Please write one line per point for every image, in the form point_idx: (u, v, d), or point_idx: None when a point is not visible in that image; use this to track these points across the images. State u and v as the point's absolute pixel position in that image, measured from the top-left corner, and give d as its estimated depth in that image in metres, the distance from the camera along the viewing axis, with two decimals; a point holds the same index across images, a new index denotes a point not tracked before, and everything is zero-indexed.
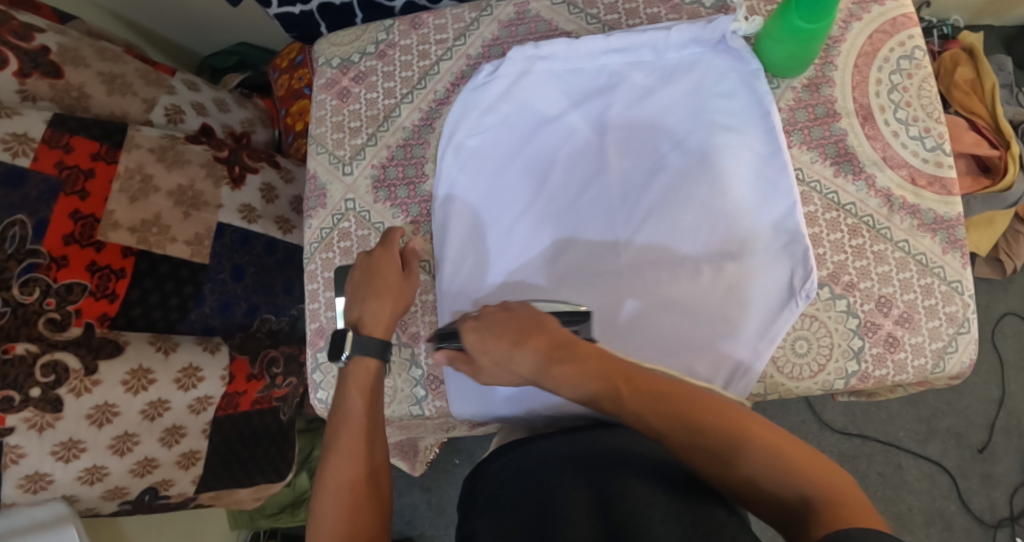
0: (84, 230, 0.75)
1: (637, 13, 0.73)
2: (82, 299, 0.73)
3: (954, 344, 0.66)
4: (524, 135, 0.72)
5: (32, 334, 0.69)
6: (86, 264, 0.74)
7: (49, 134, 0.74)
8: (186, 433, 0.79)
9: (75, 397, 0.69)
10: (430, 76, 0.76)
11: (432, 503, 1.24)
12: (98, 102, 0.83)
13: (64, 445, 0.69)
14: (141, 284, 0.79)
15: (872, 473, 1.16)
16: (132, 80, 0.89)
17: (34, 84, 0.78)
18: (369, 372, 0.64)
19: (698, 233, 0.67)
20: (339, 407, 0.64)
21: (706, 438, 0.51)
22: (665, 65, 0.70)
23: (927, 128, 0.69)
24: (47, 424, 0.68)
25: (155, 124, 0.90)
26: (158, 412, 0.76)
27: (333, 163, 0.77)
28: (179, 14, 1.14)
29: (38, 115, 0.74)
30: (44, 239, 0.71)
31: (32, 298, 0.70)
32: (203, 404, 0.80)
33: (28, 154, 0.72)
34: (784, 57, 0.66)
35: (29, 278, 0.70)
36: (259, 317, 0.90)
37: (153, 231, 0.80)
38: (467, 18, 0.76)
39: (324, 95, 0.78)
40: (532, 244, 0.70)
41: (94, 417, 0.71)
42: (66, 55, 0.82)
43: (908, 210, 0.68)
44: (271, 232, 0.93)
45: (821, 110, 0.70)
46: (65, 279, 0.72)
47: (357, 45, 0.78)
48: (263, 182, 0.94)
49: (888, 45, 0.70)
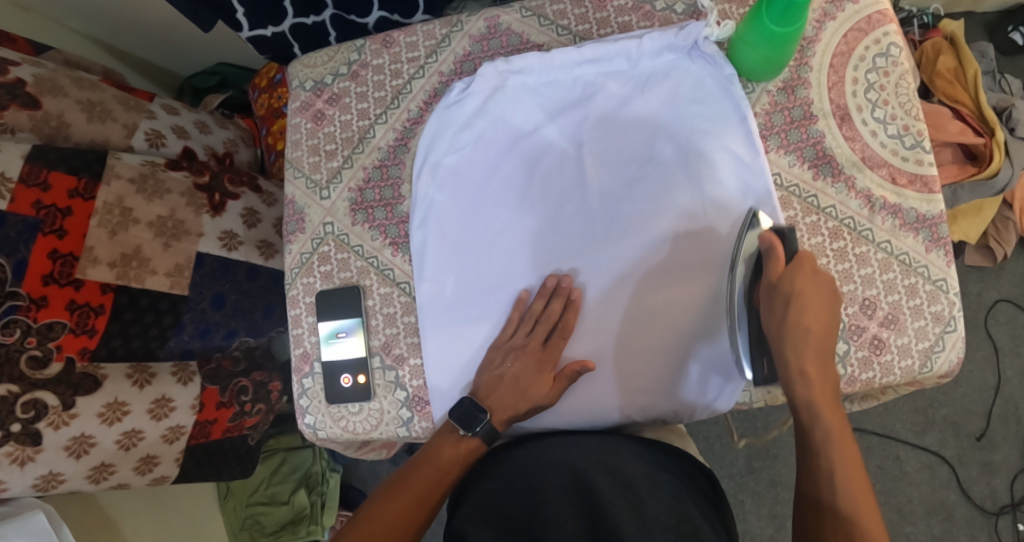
0: (63, 269, 0.74)
1: (609, 22, 0.72)
2: (63, 336, 0.73)
3: (941, 343, 0.65)
4: (501, 149, 0.71)
5: (14, 374, 0.69)
6: (66, 303, 0.74)
7: (27, 169, 0.73)
8: (159, 461, 0.82)
9: (53, 430, 0.71)
10: (403, 95, 0.75)
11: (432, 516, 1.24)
12: (79, 129, 0.83)
13: (44, 478, 0.71)
14: (121, 317, 0.78)
15: (871, 466, 1.15)
16: (112, 107, 0.88)
17: (13, 115, 0.77)
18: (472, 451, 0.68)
19: (681, 242, 0.66)
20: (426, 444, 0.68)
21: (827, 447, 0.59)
22: (639, 74, 0.69)
23: (905, 125, 0.68)
24: (27, 457, 0.70)
25: (138, 149, 0.89)
26: (132, 442, 0.78)
27: (311, 188, 0.76)
28: (156, 38, 1.13)
29: (16, 149, 0.73)
30: (24, 280, 0.71)
31: (13, 337, 0.69)
32: (176, 433, 0.83)
33: (6, 196, 0.71)
34: (758, 61, 0.66)
35: (11, 319, 0.70)
36: (238, 339, 0.91)
37: (133, 265, 0.80)
38: (437, 34, 0.75)
39: (299, 118, 0.78)
40: (515, 258, 0.70)
41: (72, 449, 0.73)
42: (43, 86, 0.81)
43: (890, 210, 0.67)
44: (253, 259, 0.93)
45: (798, 113, 0.69)
46: (45, 318, 0.72)
47: (329, 66, 0.78)
48: (245, 208, 0.95)
49: (863, 43, 0.70)
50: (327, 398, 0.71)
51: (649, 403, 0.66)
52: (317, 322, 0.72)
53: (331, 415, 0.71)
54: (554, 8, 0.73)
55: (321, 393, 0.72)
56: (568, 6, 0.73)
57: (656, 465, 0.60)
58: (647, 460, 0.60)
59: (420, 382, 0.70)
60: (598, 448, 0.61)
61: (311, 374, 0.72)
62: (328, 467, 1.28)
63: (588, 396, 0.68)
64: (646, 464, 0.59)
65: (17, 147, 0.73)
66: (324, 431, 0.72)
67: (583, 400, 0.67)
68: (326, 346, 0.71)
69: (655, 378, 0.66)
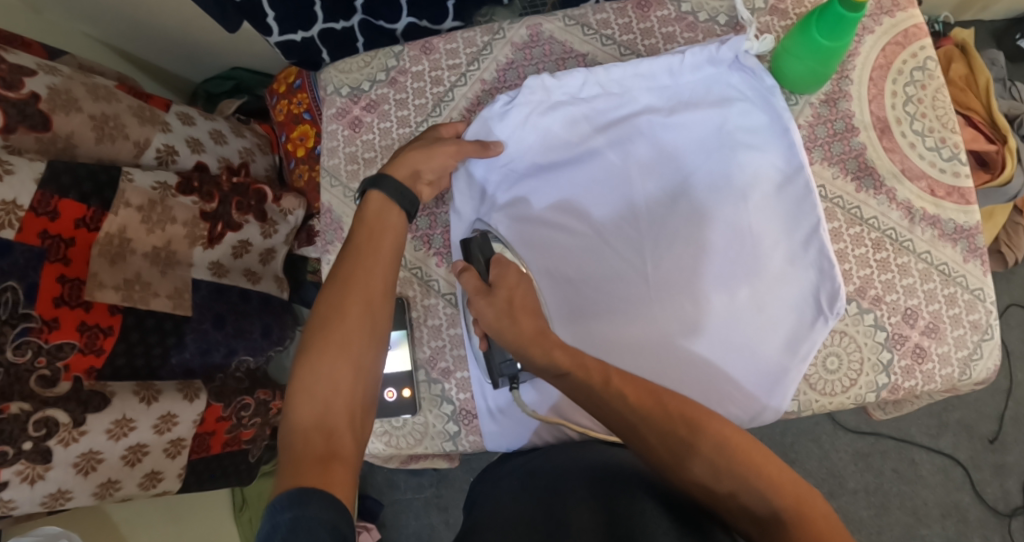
0: (72, 292, 0.73)
1: (652, 32, 0.72)
2: (72, 355, 0.72)
3: (979, 351, 0.67)
4: (550, 158, 0.71)
5: (25, 392, 0.67)
6: (76, 324, 0.73)
7: (38, 197, 0.71)
8: (162, 475, 0.82)
9: (63, 448, 0.69)
10: (445, 103, 0.75)
11: (450, 524, 1.23)
12: (86, 150, 0.80)
13: (53, 495, 0.70)
14: (128, 338, 0.78)
15: (886, 470, 1.17)
16: (126, 121, 0.86)
17: (20, 138, 0.73)
18: (383, 205, 0.62)
19: (725, 253, 0.67)
20: (346, 242, 0.60)
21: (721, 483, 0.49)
22: (681, 87, 0.69)
23: (943, 138, 0.69)
24: (38, 476, 0.68)
25: (145, 167, 0.88)
26: (138, 457, 0.78)
27: (348, 196, 0.76)
28: (171, 42, 1.11)
29: (31, 171, 0.71)
30: (36, 303, 0.69)
31: (24, 358, 0.68)
32: (177, 447, 0.83)
33: (14, 225, 0.68)
34: (804, 73, 0.66)
35: (23, 341, 0.68)
36: (237, 358, 0.93)
37: (136, 288, 0.79)
38: (479, 42, 0.75)
39: (335, 125, 0.77)
40: (559, 270, 0.70)
41: (81, 466, 0.72)
42: (57, 101, 0.77)
43: (929, 221, 0.68)
44: (241, 284, 0.95)
45: (840, 125, 0.70)
46: (57, 339, 0.71)
47: (366, 72, 0.77)
48: (240, 240, 0.95)
49: (900, 57, 0.71)
50: None
51: None
52: None
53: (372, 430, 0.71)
54: (598, 18, 0.73)
55: None
56: (611, 16, 0.73)
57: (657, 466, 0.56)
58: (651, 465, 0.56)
59: (467, 395, 0.70)
60: (614, 465, 0.55)
61: None
62: None
63: None
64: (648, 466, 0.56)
65: (32, 170, 0.71)
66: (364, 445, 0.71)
67: None
68: None
69: (703, 389, 0.66)
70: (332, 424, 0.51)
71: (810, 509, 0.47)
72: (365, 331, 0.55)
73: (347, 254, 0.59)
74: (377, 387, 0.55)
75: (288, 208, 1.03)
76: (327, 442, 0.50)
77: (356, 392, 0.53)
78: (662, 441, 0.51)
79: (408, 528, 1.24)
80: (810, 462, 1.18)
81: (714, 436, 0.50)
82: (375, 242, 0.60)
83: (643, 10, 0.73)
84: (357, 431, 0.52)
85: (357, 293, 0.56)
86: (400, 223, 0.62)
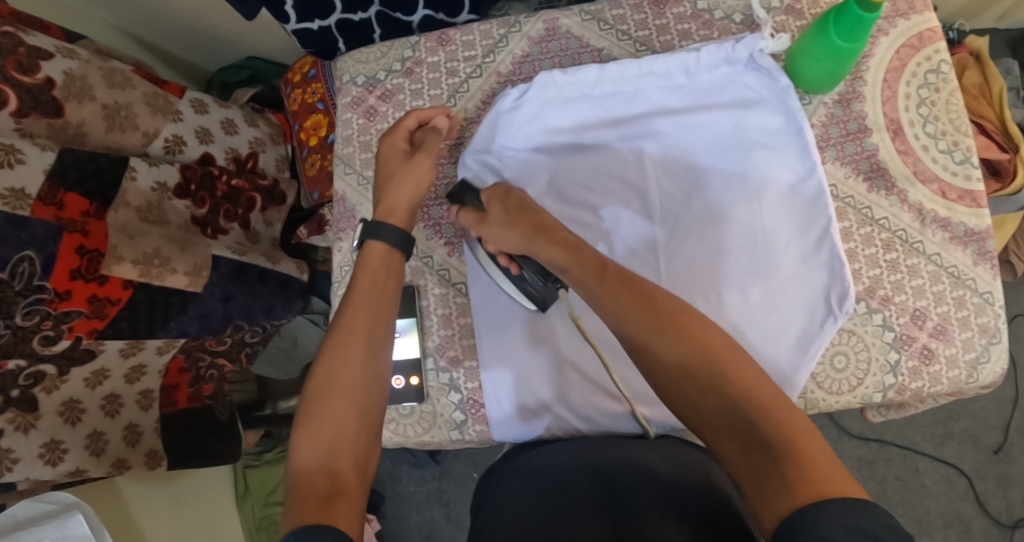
0: (90, 264, 0.76)
1: (668, 29, 0.73)
2: (77, 320, 0.75)
3: (986, 354, 0.67)
4: (567, 154, 0.71)
5: (25, 351, 0.71)
6: (87, 296, 0.76)
7: (45, 190, 0.72)
8: (141, 430, 0.86)
9: (46, 395, 0.73)
10: (460, 94, 0.76)
11: (451, 518, 1.24)
12: (95, 138, 0.82)
13: (49, 447, 0.73)
14: (133, 309, 0.81)
15: (890, 477, 1.17)
16: (138, 110, 0.87)
17: (32, 123, 0.75)
18: (377, 255, 0.62)
19: (736, 251, 0.67)
20: (347, 288, 0.61)
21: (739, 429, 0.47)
22: (696, 87, 0.70)
23: (956, 141, 0.70)
24: (29, 424, 0.71)
25: (153, 157, 0.89)
26: (115, 407, 0.82)
27: (362, 184, 0.77)
28: (188, 31, 1.12)
29: (41, 163, 0.71)
30: (52, 275, 0.72)
31: (32, 322, 0.71)
32: (147, 398, 0.87)
33: (25, 209, 0.70)
34: (819, 74, 0.66)
35: (34, 308, 0.71)
36: (233, 324, 0.96)
37: (154, 264, 0.81)
38: (495, 34, 0.76)
39: (351, 114, 0.78)
40: None
41: (67, 415, 0.75)
42: (71, 88, 0.79)
43: (940, 223, 0.68)
44: (259, 263, 0.97)
45: (853, 126, 0.70)
46: (65, 307, 0.74)
47: (383, 62, 0.78)
48: (235, 241, 0.97)
49: (915, 59, 0.71)
50: None
51: None
52: None
53: None
54: (614, 13, 0.74)
55: None
56: (628, 12, 0.74)
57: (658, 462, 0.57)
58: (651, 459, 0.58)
59: (475, 384, 0.71)
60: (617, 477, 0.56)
61: None
62: None
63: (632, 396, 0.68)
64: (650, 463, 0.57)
65: (41, 161, 0.71)
66: None
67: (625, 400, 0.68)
68: None
69: None
70: (336, 465, 0.52)
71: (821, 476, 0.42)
72: (366, 378, 0.56)
73: (346, 297, 0.59)
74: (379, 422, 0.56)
75: (270, 220, 1.06)
76: (330, 481, 0.50)
77: (359, 431, 0.54)
78: (668, 357, 0.51)
79: (409, 521, 1.25)
80: None
81: (715, 358, 0.50)
82: (380, 286, 0.60)
83: (659, 6, 0.73)
84: (362, 470, 0.53)
85: (356, 338, 0.57)
86: (399, 272, 0.63)
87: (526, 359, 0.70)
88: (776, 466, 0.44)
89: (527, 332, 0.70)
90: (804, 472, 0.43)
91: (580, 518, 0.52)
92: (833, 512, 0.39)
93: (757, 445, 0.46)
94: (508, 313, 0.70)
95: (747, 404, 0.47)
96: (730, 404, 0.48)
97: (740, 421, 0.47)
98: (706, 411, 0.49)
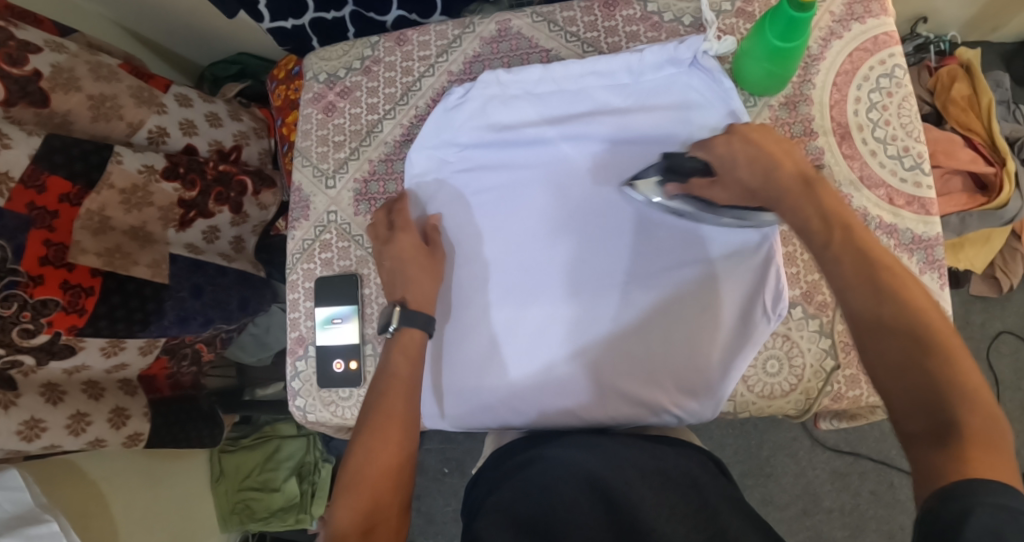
0: (57, 254, 0.77)
1: (616, 31, 0.73)
2: (55, 313, 0.77)
3: None
4: (508, 153, 0.73)
5: (5, 341, 0.73)
6: (60, 282, 0.77)
7: (29, 172, 0.76)
8: (129, 413, 0.90)
9: (23, 377, 0.77)
10: (413, 92, 0.77)
11: (421, 512, 1.25)
12: (81, 127, 0.84)
13: (28, 424, 0.75)
14: (108, 301, 0.82)
15: (864, 491, 1.15)
16: (123, 101, 0.88)
17: (20, 111, 0.78)
18: (415, 340, 0.66)
19: (672, 250, 0.68)
20: (381, 362, 0.65)
21: (911, 371, 0.43)
22: (639, 87, 0.70)
23: (906, 147, 0.69)
24: (10, 401, 0.74)
25: (137, 146, 0.90)
26: (97, 391, 0.87)
27: (317, 176, 0.78)
28: (179, 25, 1.16)
29: (26, 146, 0.76)
30: (23, 259, 0.74)
31: (10, 310, 0.73)
32: (128, 385, 0.93)
33: (3, 194, 0.73)
34: (761, 75, 0.67)
35: (10, 294, 0.72)
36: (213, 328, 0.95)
37: (117, 256, 0.82)
38: (450, 35, 0.77)
39: (311, 109, 0.80)
40: (510, 257, 0.71)
41: (48, 395, 0.79)
42: (58, 79, 0.81)
43: (885, 230, 0.68)
44: (216, 260, 0.95)
45: (798, 128, 0.70)
46: (40, 295, 0.75)
47: (344, 60, 0.80)
48: (209, 226, 0.96)
49: (868, 63, 0.70)
50: (319, 382, 0.74)
51: (632, 406, 0.67)
52: (315, 307, 0.75)
53: (321, 399, 0.74)
54: (564, 15, 0.75)
55: (314, 377, 0.75)
56: (578, 13, 0.74)
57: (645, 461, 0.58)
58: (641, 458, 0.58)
59: None
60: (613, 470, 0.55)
61: (305, 357, 0.75)
62: (321, 457, 1.29)
63: (558, 393, 0.69)
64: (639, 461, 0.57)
65: (27, 145, 0.76)
66: (313, 414, 0.74)
67: (552, 394, 0.69)
68: (321, 332, 0.74)
69: (641, 384, 0.67)
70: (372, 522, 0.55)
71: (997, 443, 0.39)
72: (402, 453, 0.59)
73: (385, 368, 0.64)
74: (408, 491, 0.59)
75: (264, 203, 1.06)
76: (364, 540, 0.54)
77: (391, 495, 0.57)
78: (885, 292, 0.46)
79: None
80: (785, 477, 1.17)
81: (913, 304, 0.45)
82: (409, 362, 0.65)
83: (609, 9, 0.74)
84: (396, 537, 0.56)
85: (399, 406, 0.61)
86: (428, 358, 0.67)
87: (476, 374, 0.71)
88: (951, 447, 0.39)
89: (464, 323, 0.72)
90: (987, 460, 0.38)
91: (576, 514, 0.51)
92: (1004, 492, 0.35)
93: (951, 432, 0.40)
94: (690, 231, 0.68)
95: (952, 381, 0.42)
96: (916, 366, 0.43)
97: (926, 391, 0.42)
98: (888, 372, 0.44)
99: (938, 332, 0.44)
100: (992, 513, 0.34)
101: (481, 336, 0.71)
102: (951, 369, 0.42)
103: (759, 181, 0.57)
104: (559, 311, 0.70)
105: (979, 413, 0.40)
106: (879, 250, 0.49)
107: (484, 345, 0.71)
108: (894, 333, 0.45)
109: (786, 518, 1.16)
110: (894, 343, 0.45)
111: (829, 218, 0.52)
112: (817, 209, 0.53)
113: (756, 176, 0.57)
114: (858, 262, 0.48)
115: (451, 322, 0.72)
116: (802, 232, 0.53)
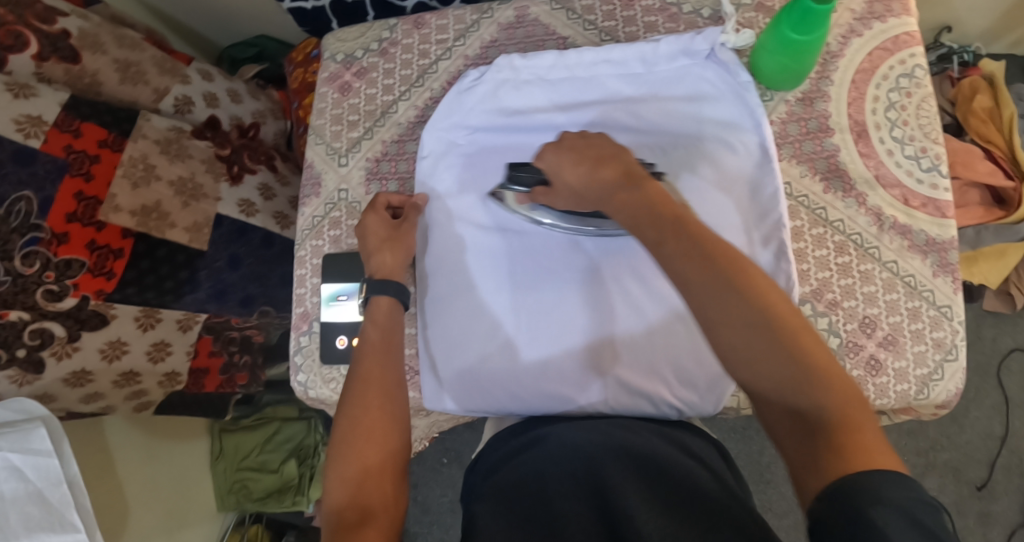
0: (86, 210, 0.77)
1: (634, 21, 0.74)
2: (80, 275, 0.75)
3: (940, 371, 0.64)
4: (517, 138, 0.72)
5: (28, 303, 0.71)
6: (86, 243, 0.76)
7: (61, 118, 0.76)
8: (148, 399, 0.85)
9: (56, 361, 0.73)
10: (428, 75, 0.78)
11: (417, 501, 1.24)
12: (109, 90, 0.83)
13: (39, 399, 0.74)
14: (138, 264, 0.81)
15: None
16: (147, 68, 0.88)
17: (50, 68, 0.78)
18: (387, 308, 0.67)
19: None
20: (358, 342, 0.65)
21: (757, 372, 0.46)
22: (655, 77, 0.70)
23: (923, 147, 0.68)
24: (27, 381, 0.72)
25: (162, 113, 0.89)
26: (129, 382, 0.81)
27: (329, 154, 0.79)
28: (202, 5, 1.17)
29: (54, 96, 0.76)
30: (49, 216, 0.74)
31: (32, 269, 0.72)
32: (171, 379, 0.87)
33: (40, 136, 0.74)
34: (776, 69, 0.66)
35: (31, 251, 0.72)
36: (258, 310, 0.94)
37: (152, 217, 0.82)
38: (467, 19, 0.77)
39: (326, 88, 0.80)
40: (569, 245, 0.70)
41: (72, 381, 0.76)
42: (86, 40, 0.81)
43: (899, 230, 0.67)
44: (270, 227, 0.96)
45: (813, 124, 0.69)
46: (64, 255, 0.74)
47: (361, 41, 0.80)
48: (260, 183, 0.98)
49: (888, 62, 0.69)
50: (321, 358, 0.74)
51: (631, 394, 0.67)
52: (320, 283, 0.75)
53: (322, 376, 0.74)
54: (583, 4, 0.75)
55: (316, 351, 0.75)
56: (596, 3, 0.74)
57: (647, 447, 0.57)
58: (645, 444, 0.57)
59: (413, 351, 0.74)
60: (608, 455, 0.55)
61: (308, 333, 0.75)
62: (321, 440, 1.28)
63: (555, 380, 0.68)
64: (643, 446, 0.57)
65: (54, 97, 0.76)
66: (314, 390, 0.74)
67: (548, 380, 0.68)
68: (326, 308, 0.74)
69: (641, 375, 0.66)
70: (366, 501, 0.55)
71: (857, 429, 0.43)
72: (390, 424, 0.60)
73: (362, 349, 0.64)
74: (405, 464, 0.60)
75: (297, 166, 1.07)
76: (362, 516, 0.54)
77: (386, 468, 0.58)
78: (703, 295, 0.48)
79: None
80: (786, 486, 1.15)
81: (750, 303, 0.47)
82: (389, 341, 0.66)
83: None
84: (393, 510, 0.56)
85: (376, 387, 0.61)
86: (402, 331, 0.68)
87: (473, 356, 0.70)
88: (825, 439, 0.43)
89: (466, 306, 0.71)
90: (858, 444, 0.42)
91: (570, 509, 0.51)
92: (899, 487, 0.39)
93: (815, 425, 0.44)
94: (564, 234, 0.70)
95: (795, 378, 0.45)
96: (764, 364, 0.46)
97: (775, 386, 0.46)
98: (740, 366, 0.47)
99: (770, 305, 0.47)
100: (900, 516, 0.37)
101: (484, 320, 0.71)
102: (808, 359, 0.46)
103: (584, 181, 0.58)
104: (561, 299, 0.69)
105: (837, 399, 0.44)
106: (721, 244, 0.50)
107: (485, 329, 0.70)
108: (733, 331, 0.47)
109: (785, 525, 1.14)
110: (734, 347, 0.47)
111: (658, 216, 0.52)
112: (636, 213, 0.53)
113: (580, 177, 0.58)
114: (684, 259, 0.49)
115: (453, 304, 0.72)
116: (637, 233, 0.53)
